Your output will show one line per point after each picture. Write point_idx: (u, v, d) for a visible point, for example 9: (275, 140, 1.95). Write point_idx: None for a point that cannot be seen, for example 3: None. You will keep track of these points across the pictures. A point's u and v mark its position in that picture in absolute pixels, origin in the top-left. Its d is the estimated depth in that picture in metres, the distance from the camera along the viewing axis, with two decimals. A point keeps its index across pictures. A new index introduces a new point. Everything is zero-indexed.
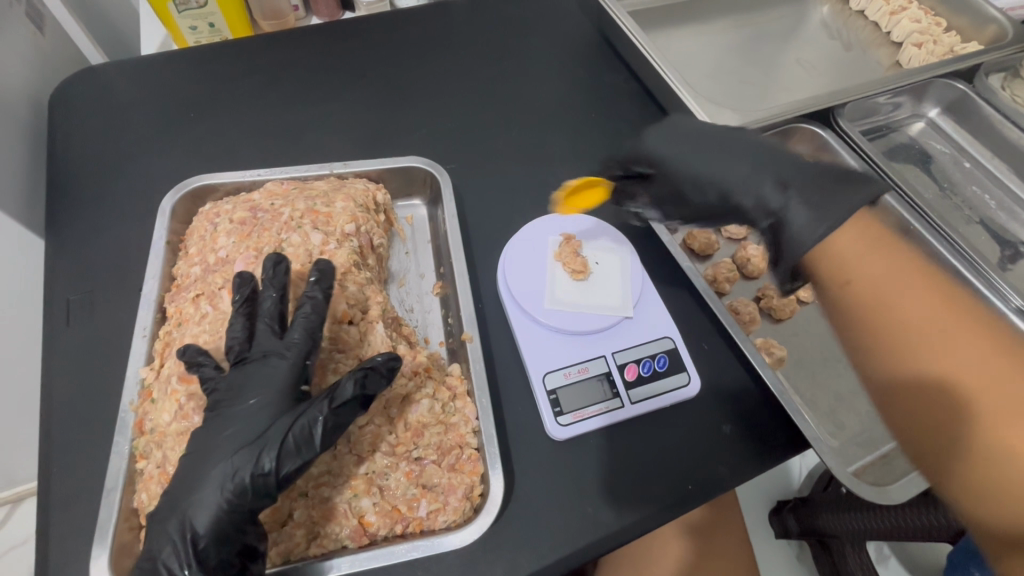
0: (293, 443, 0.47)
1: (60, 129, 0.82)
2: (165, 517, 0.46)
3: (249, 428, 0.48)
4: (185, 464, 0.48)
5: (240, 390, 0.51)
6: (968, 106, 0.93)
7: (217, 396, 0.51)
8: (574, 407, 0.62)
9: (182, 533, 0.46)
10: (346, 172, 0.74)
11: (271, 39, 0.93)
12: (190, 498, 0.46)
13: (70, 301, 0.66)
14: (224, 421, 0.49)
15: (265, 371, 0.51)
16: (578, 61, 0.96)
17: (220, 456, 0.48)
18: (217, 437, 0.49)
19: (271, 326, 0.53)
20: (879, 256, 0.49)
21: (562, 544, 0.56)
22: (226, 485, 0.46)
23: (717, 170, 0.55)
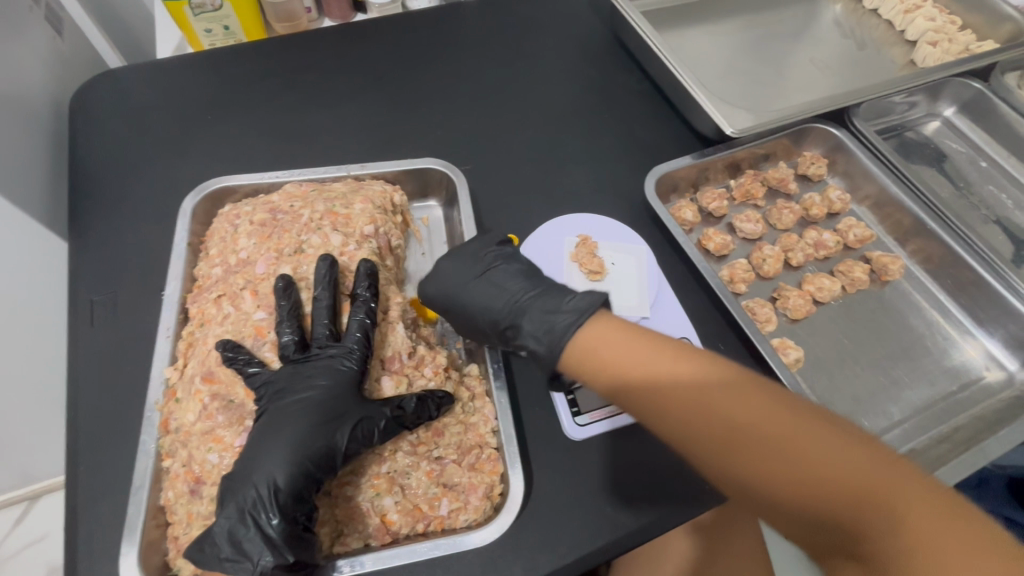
0: (367, 424, 0.52)
1: (81, 132, 0.83)
2: (249, 469, 0.49)
3: (325, 401, 0.52)
4: (259, 429, 0.51)
5: (308, 374, 0.54)
6: (984, 105, 0.92)
7: (280, 383, 0.54)
8: (592, 407, 0.63)
9: (264, 485, 0.48)
10: (363, 174, 0.75)
11: (286, 42, 0.94)
12: (271, 455, 0.49)
13: (93, 302, 0.67)
14: (298, 397, 0.53)
15: (334, 362, 0.55)
16: (591, 62, 0.96)
17: (296, 425, 0.51)
18: (293, 406, 0.52)
19: (326, 331, 0.57)
20: (615, 335, 0.50)
21: (581, 544, 0.56)
22: (308, 448, 0.50)
23: (485, 300, 0.60)
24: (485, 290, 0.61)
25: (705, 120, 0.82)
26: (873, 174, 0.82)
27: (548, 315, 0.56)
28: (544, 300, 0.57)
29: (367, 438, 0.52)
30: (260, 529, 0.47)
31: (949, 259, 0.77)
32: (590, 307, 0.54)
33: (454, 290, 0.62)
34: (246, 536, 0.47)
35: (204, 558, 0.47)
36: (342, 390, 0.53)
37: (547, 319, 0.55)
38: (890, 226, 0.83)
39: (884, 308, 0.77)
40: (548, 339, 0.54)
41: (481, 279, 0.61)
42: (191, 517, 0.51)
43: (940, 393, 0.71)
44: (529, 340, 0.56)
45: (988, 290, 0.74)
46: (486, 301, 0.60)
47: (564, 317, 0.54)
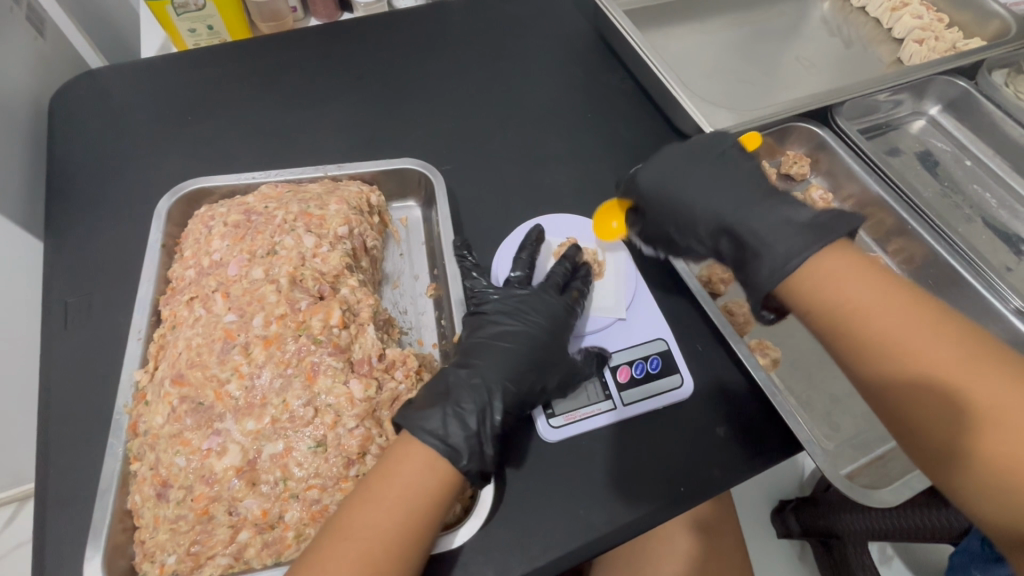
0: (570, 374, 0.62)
1: (60, 132, 0.82)
2: (469, 409, 0.55)
3: (534, 355, 0.61)
4: (481, 370, 0.59)
5: (531, 317, 0.63)
6: (969, 104, 0.92)
7: (501, 308, 0.64)
8: (566, 409, 0.62)
9: (475, 429, 0.55)
10: (341, 174, 0.75)
11: (268, 41, 0.93)
12: (488, 399, 0.57)
13: (68, 304, 0.67)
14: (509, 335, 0.62)
15: (559, 308, 0.64)
16: (575, 61, 0.96)
17: (507, 364, 0.59)
18: (509, 358, 0.60)
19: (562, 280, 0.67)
20: (854, 278, 0.50)
21: (553, 547, 0.56)
22: (518, 393, 0.58)
23: (704, 198, 0.62)
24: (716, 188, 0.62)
25: (686, 120, 0.82)
26: (855, 173, 0.82)
27: (781, 223, 0.55)
28: (775, 207, 0.57)
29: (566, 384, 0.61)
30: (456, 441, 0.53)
31: (930, 259, 0.76)
32: (832, 233, 0.52)
33: (671, 185, 0.64)
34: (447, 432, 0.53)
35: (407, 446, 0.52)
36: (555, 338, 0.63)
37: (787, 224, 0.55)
38: (873, 225, 0.83)
39: None
40: (781, 251, 0.53)
41: (710, 172, 0.63)
42: (157, 520, 0.51)
43: None
44: (753, 245, 0.56)
45: (969, 290, 0.73)
46: (721, 190, 0.61)
47: (800, 228, 0.54)
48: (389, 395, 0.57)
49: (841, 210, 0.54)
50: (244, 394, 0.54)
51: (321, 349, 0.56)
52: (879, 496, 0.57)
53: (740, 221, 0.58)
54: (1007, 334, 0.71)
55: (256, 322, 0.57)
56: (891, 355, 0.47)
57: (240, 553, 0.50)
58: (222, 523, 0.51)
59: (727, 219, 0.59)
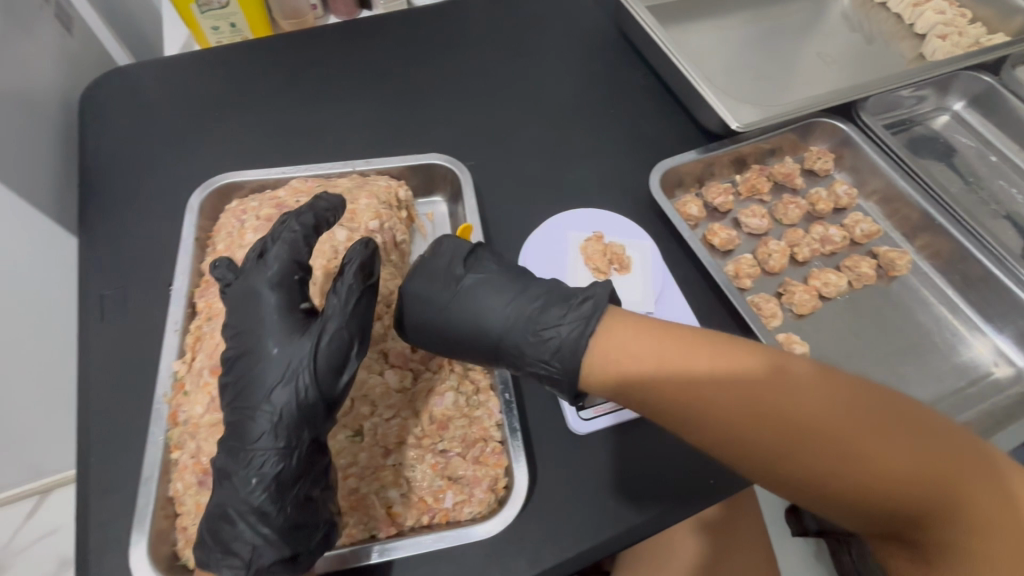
0: (276, 393, 0.48)
1: (90, 128, 0.84)
2: (234, 448, 0.48)
3: (271, 373, 0.49)
4: (238, 388, 0.50)
5: (250, 327, 0.50)
6: (994, 99, 0.91)
7: (236, 353, 0.50)
8: (596, 402, 0.63)
9: (243, 468, 0.47)
10: (368, 169, 0.75)
11: (292, 39, 0.94)
12: (251, 426, 0.48)
13: (103, 296, 0.68)
14: (253, 387, 0.49)
15: (263, 313, 0.50)
16: (597, 57, 0.96)
17: (252, 430, 0.48)
18: (254, 377, 0.49)
19: (282, 271, 0.51)
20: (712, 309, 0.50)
21: (585, 537, 0.56)
22: (273, 419, 0.47)
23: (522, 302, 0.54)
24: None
25: (711, 115, 0.82)
26: (880, 168, 0.82)
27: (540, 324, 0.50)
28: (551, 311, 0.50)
29: (289, 405, 0.47)
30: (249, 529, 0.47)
31: (958, 254, 0.76)
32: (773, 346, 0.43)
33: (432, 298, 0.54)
34: (233, 535, 0.47)
35: (208, 560, 0.48)
36: (246, 353, 0.50)
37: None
38: (899, 221, 0.82)
39: (890, 304, 0.77)
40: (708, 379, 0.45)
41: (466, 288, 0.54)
42: (199, 507, 0.52)
43: (948, 389, 0.71)
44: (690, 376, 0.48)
45: (997, 285, 0.73)
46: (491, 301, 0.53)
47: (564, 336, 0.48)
48: (426, 387, 0.59)
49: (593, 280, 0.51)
50: None
51: None
52: None
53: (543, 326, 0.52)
54: None
55: None
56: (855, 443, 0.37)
57: None
58: None
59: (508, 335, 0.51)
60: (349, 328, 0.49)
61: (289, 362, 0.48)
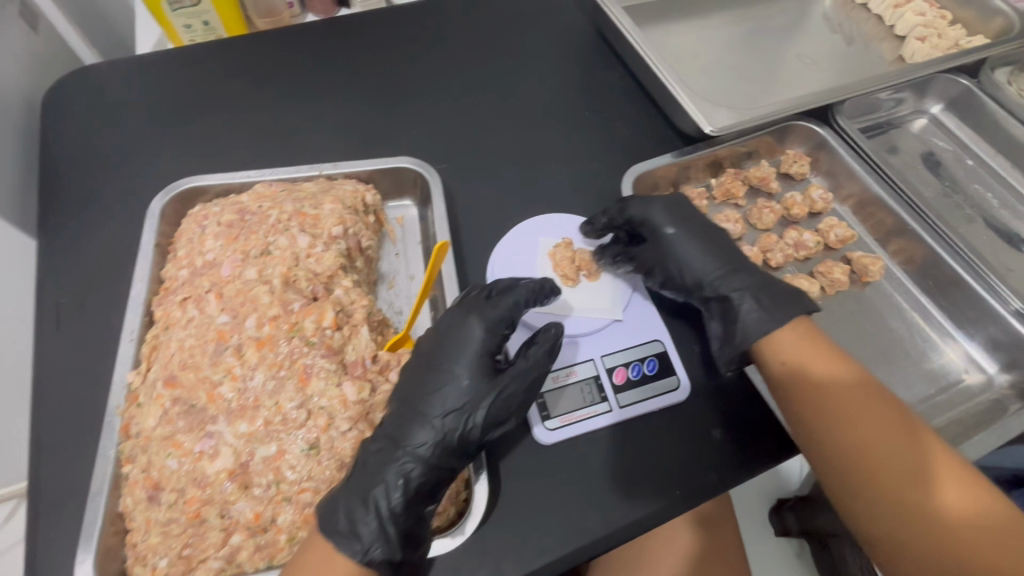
0: (446, 421, 0.54)
1: (55, 129, 0.82)
2: (391, 451, 0.53)
3: (449, 397, 0.56)
4: (411, 398, 0.56)
5: (449, 358, 0.57)
6: (971, 102, 0.91)
7: (447, 371, 0.57)
8: (561, 411, 0.62)
9: (394, 471, 0.52)
10: (336, 173, 0.74)
11: (264, 38, 0.92)
12: (416, 436, 0.54)
13: (61, 303, 0.67)
14: (449, 406, 0.55)
15: (473, 348, 0.58)
16: (574, 57, 0.95)
17: (412, 448, 0.53)
18: (427, 397, 0.56)
19: (497, 320, 0.59)
20: (810, 348, 0.60)
21: (548, 550, 0.55)
22: (438, 436, 0.54)
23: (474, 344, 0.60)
24: (706, 252, 0.69)
25: (686, 119, 0.81)
26: (855, 173, 0.81)
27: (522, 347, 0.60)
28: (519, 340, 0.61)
29: (459, 431, 0.54)
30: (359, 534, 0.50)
31: (930, 259, 0.76)
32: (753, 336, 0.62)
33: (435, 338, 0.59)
34: (362, 521, 0.50)
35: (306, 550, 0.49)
36: (438, 379, 0.56)
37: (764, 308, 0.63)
38: (873, 225, 0.82)
39: (863, 310, 0.76)
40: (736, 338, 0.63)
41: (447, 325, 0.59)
42: (149, 523, 0.51)
43: (919, 396, 0.70)
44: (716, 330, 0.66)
45: (969, 292, 0.73)
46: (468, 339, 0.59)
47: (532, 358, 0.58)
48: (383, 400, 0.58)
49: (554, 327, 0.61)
50: (237, 396, 0.53)
51: (313, 352, 0.55)
52: None
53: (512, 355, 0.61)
54: (1007, 336, 0.71)
55: (249, 324, 0.56)
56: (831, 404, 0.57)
57: (232, 556, 0.50)
58: (215, 526, 0.50)
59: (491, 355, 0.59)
60: (521, 391, 0.56)
61: (470, 399, 0.56)
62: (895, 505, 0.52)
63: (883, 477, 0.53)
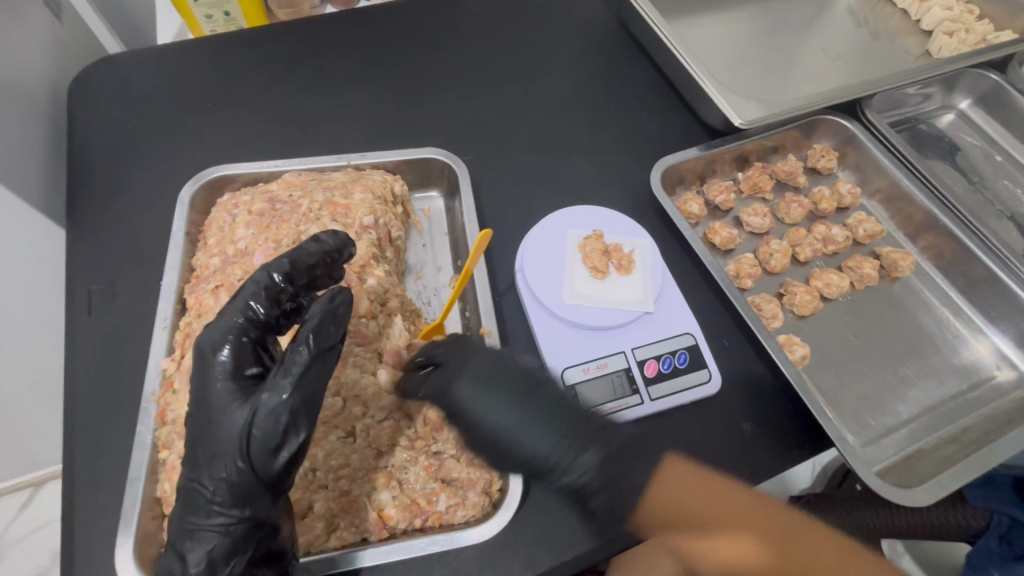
0: (218, 469, 0.45)
1: (81, 117, 0.82)
2: (186, 522, 0.46)
3: (215, 449, 0.46)
4: (192, 452, 0.47)
5: (202, 399, 0.47)
6: (1001, 98, 0.90)
7: (199, 413, 0.47)
8: (593, 403, 0.62)
9: (210, 532, 0.46)
10: (364, 163, 0.74)
11: (287, 27, 0.92)
12: (206, 498, 0.46)
13: (92, 290, 0.67)
14: (212, 449, 0.46)
15: (221, 371, 0.47)
16: (598, 49, 0.94)
17: (196, 507, 0.46)
18: (204, 449, 0.46)
19: (242, 324, 0.48)
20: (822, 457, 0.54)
21: (580, 542, 0.56)
22: (224, 484, 0.45)
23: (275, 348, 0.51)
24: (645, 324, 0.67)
25: (714, 112, 0.80)
26: (885, 167, 0.80)
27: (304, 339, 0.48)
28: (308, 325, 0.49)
29: (244, 475, 0.45)
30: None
31: (962, 255, 0.75)
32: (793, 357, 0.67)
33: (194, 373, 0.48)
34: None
35: None
36: (206, 424, 0.46)
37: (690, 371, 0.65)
38: (902, 221, 0.81)
39: (892, 306, 0.76)
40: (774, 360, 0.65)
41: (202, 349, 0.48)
42: None
43: (950, 392, 0.70)
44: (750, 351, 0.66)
45: (1002, 288, 0.72)
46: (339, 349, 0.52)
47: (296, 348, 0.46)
48: (417, 392, 0.58)
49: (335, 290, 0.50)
50: None
51: (349, 340, 0.57)
52: (913, 494, 0.57)
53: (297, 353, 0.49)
54: None
55: None
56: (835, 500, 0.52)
57: None
58: None
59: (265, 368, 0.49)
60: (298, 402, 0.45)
61: (228, 433, 0.45)
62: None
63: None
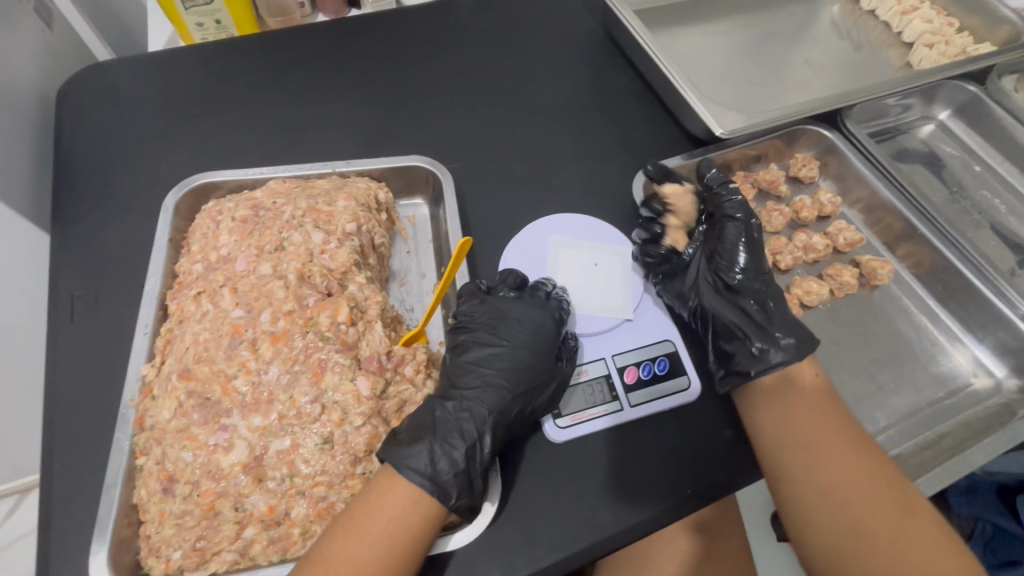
0: (493, 413, 0.57)
1: (68, 124, 0.82)
2: (454, 446, 0.54)
3: (465, 414, 0.57)
4: (456, 396, 0.58)
5: (485, 360, 0.61)
6: (979, 109, 0.92)
7: (467, 368, 0.60)
8: (573, 409, 0.63)
9: (439, 500, 0.52)
10: (348, 171, 0.74)
11: (276, 36, 0.93)
12: (436, 461, 0.53)
13: (74, 296, 0.67)
14: (494, 396, 0.58)
15: (537, 346, 0.62)
16: (584, 60, 0.95)
17: (449, 435, 0.55)
18: (441, 416, 0.56)
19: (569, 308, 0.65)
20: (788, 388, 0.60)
21: (558, 548, 0.56)
22: (487, 447, 0.56)
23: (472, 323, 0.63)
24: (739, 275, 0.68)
25: (696, 121, 0.81)
26: (864, 177, 0.82)
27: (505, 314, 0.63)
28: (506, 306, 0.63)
29: (497, 438, 0.57)
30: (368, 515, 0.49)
31: (939, 263, 0.76)
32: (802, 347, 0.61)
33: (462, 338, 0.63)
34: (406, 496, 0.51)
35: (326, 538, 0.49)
36: (467, 399, 0.58)
37: (789, 332, 0.63)
38: (881, 229, 0.82)
39: (872, 314, 0.77)
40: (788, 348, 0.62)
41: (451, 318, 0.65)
42: (163, 515, 0.51)
43: (928, 399, 0.70)
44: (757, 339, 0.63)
45: (978, 296, 0.73)
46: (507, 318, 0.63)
47: (516, 315, 0.63)
48: (395, 400, 0.58)
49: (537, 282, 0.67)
50: (251, 389, 0.54)
51: (328, 346, 0.56)
52: None
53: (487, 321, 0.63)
54: (1016, 341, 0.71)
55: (264, 318, 0.56)
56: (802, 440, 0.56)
57: (245, 549, 0.50)
58: (228, 519, 0.50)
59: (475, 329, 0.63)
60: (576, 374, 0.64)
61: (514, 381, 0.60)
62: (843, 529, 0.52)
63: (838, 509, 0.53)
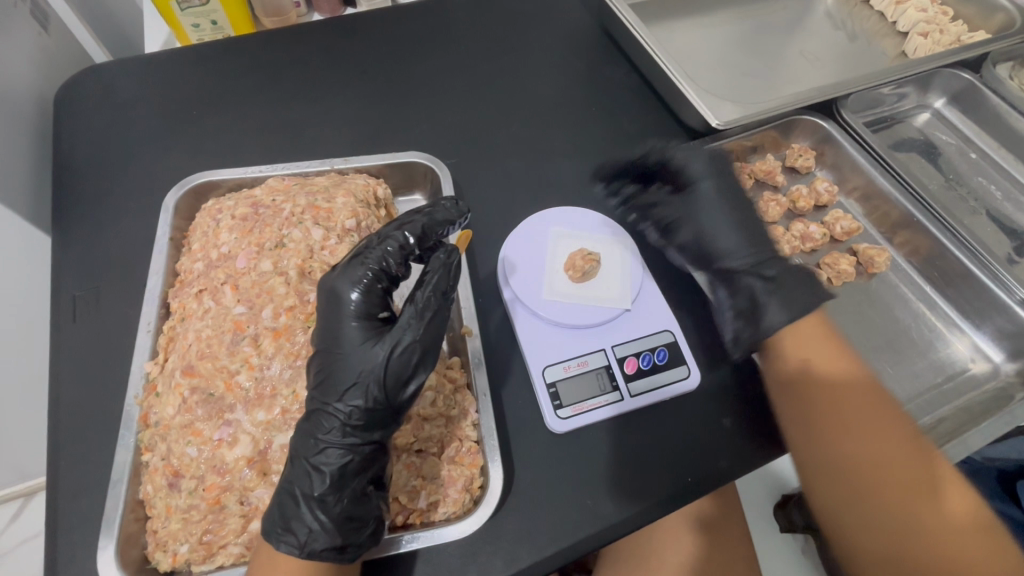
0: (344, 427, 0.51)
1: (67, 127, 0.82)
2: (304, 489, 0.50)
3: (312, 443, 0.51)
4: (303, 424, 0.52)
5: (329, 361, 0.53)
6: (975, 97, 0.92)
7: (312, 382, 0.53)
8: (574, 400, 0.63)
9: (307, 547, 0.48)
10: (347, 168, 0.75)
11: (273, 36, 0.93)
12: (291, 508, 0.49)
13: (76, 296, 0.67)
14: (337, 403, 0.51)
15: (344, 339, 0.53)
16: (580, 55, 0.95)
17: (299, 474, 0.50)
18: (290, 451, 0.52)
19: (370, 278, 0.55)
20: (826, 351, 0.62)
21: (561, 537, 0.56)
22: (325, 481, 0.50)
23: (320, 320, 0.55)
24: (735, 225, 0.72)
25: (691, 114, 0.82)
26: (861, 166, 0.82)
27: (341, 299, 0.54)
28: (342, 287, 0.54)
29: (337, 466, 0.50)
30: (294, 552, 0.48)
31: (936, 251, 0.77)
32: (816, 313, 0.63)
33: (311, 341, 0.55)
34: (291, 526, 0.49)
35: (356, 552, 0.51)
36: (296, 438, 0.52)
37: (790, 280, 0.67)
38: (878, 218, 0.83)
39: (869, 301, 0.77)
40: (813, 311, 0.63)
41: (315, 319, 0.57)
42: (169, 510, 0.51)
43: (926, 385, 0.71)
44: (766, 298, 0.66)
45: (975, 282, 0.74)
46: (339, 306, 0.54)
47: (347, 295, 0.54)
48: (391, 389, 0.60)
49: (380, 237, 0.57)
50: (254, 385, 0.54)
51: None
52: None
53: (326, 317, 0.54)
54: (1013, 326, 0.72)
55: (266, 315, 0.57)
56: (845, 423, 0.57)
57: (251, 542, 0.52)
58: (233, 512, 0.51)
59: (319, 327, 0.55)
60: (420, 332, 0.53)
61: (361, 373, 0.51)
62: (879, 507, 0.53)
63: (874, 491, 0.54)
